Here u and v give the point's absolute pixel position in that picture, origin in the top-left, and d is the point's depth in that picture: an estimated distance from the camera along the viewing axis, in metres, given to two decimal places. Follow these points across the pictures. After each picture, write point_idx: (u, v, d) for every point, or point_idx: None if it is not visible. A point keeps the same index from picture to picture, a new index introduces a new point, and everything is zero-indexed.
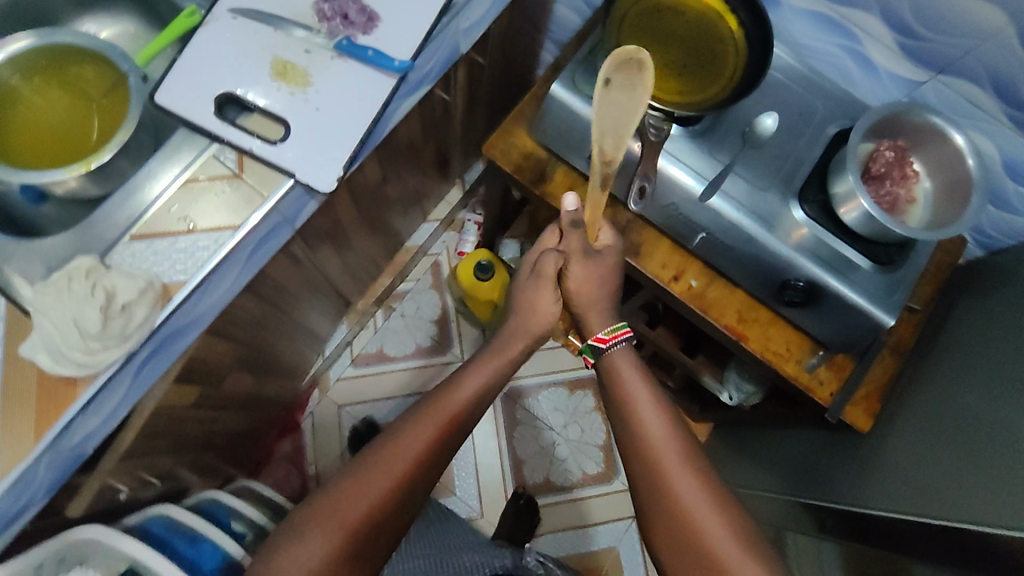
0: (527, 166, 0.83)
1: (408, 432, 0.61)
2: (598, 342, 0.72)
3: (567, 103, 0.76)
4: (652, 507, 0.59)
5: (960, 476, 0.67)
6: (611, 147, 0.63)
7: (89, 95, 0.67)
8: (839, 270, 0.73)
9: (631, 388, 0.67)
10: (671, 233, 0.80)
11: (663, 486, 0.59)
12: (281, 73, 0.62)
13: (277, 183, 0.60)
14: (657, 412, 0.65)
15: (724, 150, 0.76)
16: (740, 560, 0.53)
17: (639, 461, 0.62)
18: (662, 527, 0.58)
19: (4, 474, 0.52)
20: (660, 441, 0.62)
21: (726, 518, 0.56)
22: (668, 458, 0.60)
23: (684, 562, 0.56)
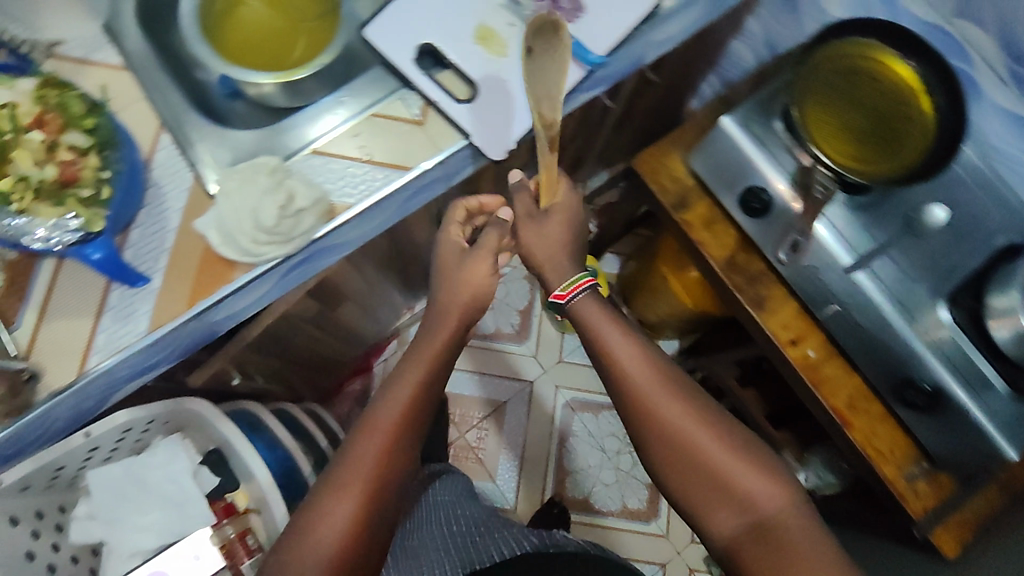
0: (670, 190, 0.81)
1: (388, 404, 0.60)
2: (557, 298, 0.66)
3: (735, 137, 0.76)
4: (655, 450, 0.60)
5: None
6: (548, 111, 0.55)
7: (302, 15, 0.72)
8: (975, 389, 0.71)
9: (614, 347, 0.63)
10: (802, 297, 0.77)
11: (655, 420, 0.60)
12: (483, 38, 0.64)
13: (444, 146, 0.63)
14: (645, 358, 0.62)
15: (884, 228, 0.74)
16: (740, 466, 0.57)
17: (634, 416, 0.61)
18: (661, 457, 0.60)
19: (156, 326, 0.57)
20: (661, 403, 0.60)
21: (718, 434, 0.59)
22: (661, 399, 0.60)
23: (684, 475, 0.59)
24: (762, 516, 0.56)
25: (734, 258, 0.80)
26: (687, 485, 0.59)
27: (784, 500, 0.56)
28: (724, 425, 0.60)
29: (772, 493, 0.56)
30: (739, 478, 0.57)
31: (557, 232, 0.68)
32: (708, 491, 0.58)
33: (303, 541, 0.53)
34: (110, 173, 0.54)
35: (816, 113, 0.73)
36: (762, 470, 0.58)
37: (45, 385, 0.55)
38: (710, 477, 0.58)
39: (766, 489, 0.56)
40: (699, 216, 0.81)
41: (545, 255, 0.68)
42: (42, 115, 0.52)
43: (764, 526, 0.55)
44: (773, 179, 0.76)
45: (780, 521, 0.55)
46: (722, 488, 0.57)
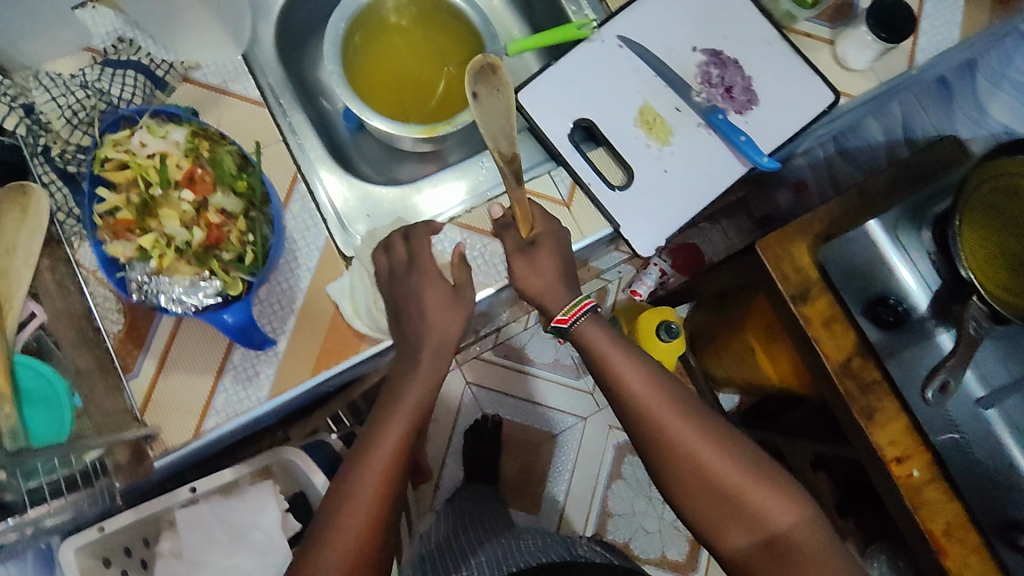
0: (793, 280, 0.77)
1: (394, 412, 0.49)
2: (561, 323, 0.54)
3: (876, 241, 0.74)
4: (671, 478, 0.56)
5: None
6: (507, 149, 0.52)
7: (442, 58, 0.68)
8: None
9: (632, 379, 0.57)
10: (917, 416, 0.73)
11: (689, 457, 0.55)
12: (646, 123, 0.60)
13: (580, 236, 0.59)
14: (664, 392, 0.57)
15: (1019, 362, 0.72)
16: (751, 484, 0.55)
17: (656, 453, 0.56)
18: (677, 483, 0.56)
19: (277, 393, 0.54)
20: (680, 427, 0.56)
21: (741, 462, 0.56)
22: (674, 422, 0.56)
23: (706, 505, 0.56)
24: (774, 534, 0.55)
25: (849, 361, 0.75)
26: (699, 507, 0.56)
27: (794, 515, 0.55)
28: (732, 441, 0.57)
29: (785, 511, 0.55)
30: (752, 498, 0.55)
31: (554, 257, 0.55)
32: (717, 509, 0.56)
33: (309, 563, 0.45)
34: (255, 238, 0.50)
35: (977, 225, 0.68)
36: (774, 486, 0.56)
37: (160, 443, 0.52)
38: (722, 498, 0.56)
39: (779, 506, 0.55)
40: (821, 313, 0.76)
41: (543, 284, 0.54)
42: (195, 170, 0.49)
43: (776, 543, 0.55)
44: (910, 292, 0.74)
45: (792, 537, 0.55)
46: (734, 507, 0.55)
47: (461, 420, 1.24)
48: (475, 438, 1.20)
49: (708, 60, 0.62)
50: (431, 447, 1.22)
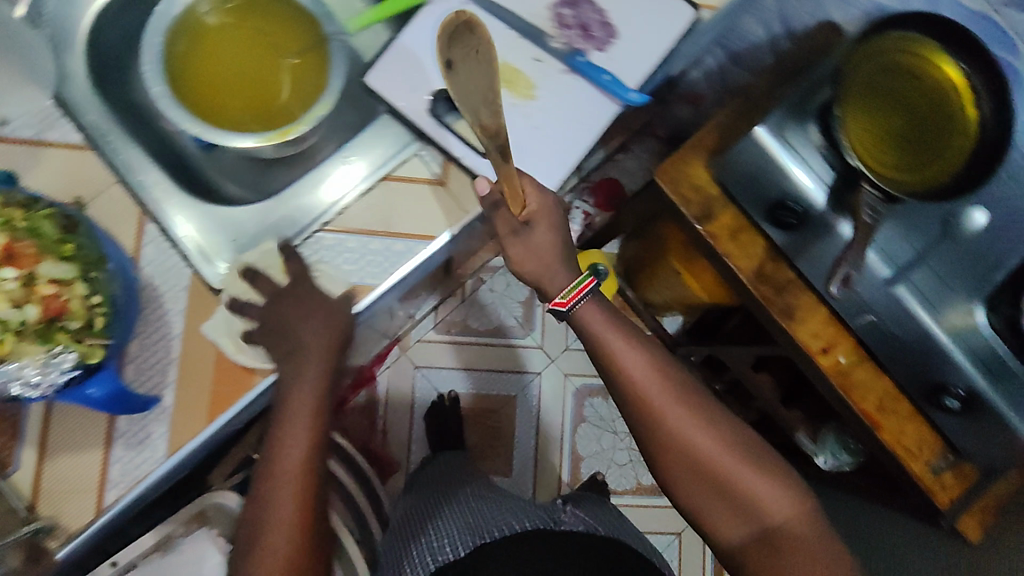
0: (695, 203, 0.77)
1: (292, 426, 0.51)
2: (557, 309, 0.57)
3: (767, 148, 0.73)
4: (667, 465, 0.62)
5: None
6: (491, 122, 0.46)
7: (277, 48, 0.62)
8: (1009, 389, 0.71)
9: (625, 361, 0.62)
10: (834, 305, 0.75)
11: (692, 453, 0.60)
12: (508, 81, 0.57)
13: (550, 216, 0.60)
14: (665, 380, 0.62)
15: (920, 238, 0.72)
16: (751, 477, 0.60)
17: (662, 445, 0.61)
18: (671, 469, 0.62)
19: (175, 448, 0.51)
20: (670, 412, 0.61)
21: (739, 454, 0.61)
22: (677, 414, 0.61)
23: (709, 499, 0.61)
24: (775, 527, 0.59)
25: (762, 269, 0.77)
26: (695, 493, 0.61)
27: (794, 511, 0.59)
28: (735, 433, 0.62)
29: (783, 506, 0.59)
30: (753, 488, 0.59)
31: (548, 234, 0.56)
32: (718, 499, 0.61)
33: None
34: (102, 301, 0.47)
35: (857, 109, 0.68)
36: (773, 479, 0.60)
37: (61, 531, 0.49)
38: (724, 490, 0.60)
39: (778, 501, 0.59)
40: (726, 229, 0.77)
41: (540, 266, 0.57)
42: (12, 245, 0.44)
43: (775, 535, 0.59)
44: (807, 190, 0.73)
45: (791, 531, 0.59)
46: (733, 498, 0.60)
47: (418, 404, 1.23)
48: (435, 418, 1.20)
49: (559, 1, 0.59)
50: (393, 438, 1.21)
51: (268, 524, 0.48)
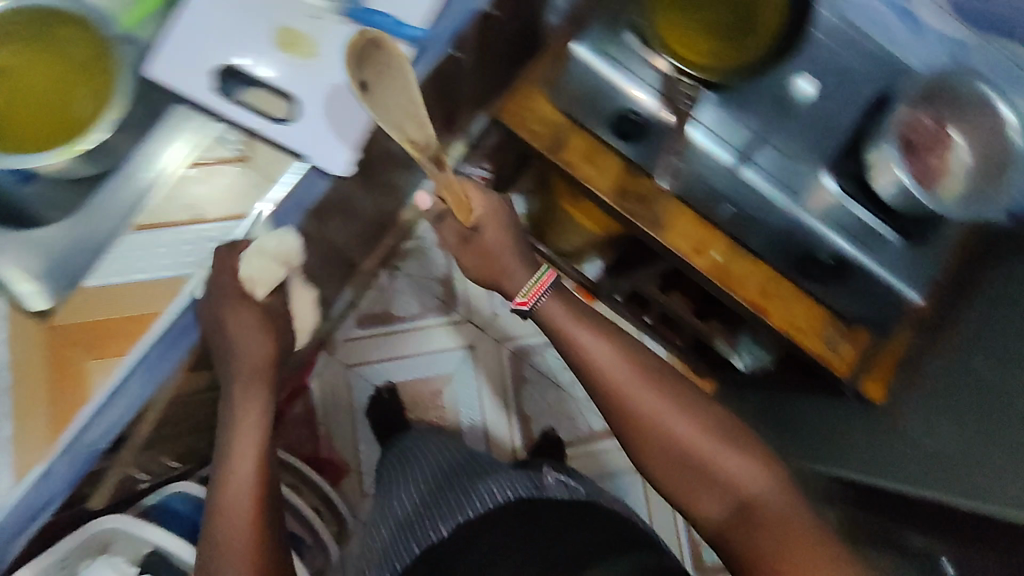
0: (542, 135, 0.77)
1: (243, 447, 0.57)
2: (522, 307, 0.67)
3: (589, 64, 0.74)
4: (644, 448, 0.64)
5: (965, 448, 0.67)
6: (419, 135, 0.50)
7: (38, 51, 0.54)
8: (874, 248, 0.73)
9: (587, 346, 0.65)
10: (696, 205, 0.75)
11: (660, 428, 0.63)
12: (290, 44, 0.56)
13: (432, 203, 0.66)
14: (626, 363, 0.65)
15: (757, 118, 0.73)
16: (718, 451, 0.61)
17: (630, 425, 0.64)
18: (649, 454, 0.63)
19: (23, 475, 0.52)
20: (637, 394, 0.64)
21: (704, 428, 0.63)
22: (641, 393, 0.64)
23: (678, 475, 0.62)
24: (746, 498, 0.60)
25: (621, 185, 0.76)
26: (673, 476, 0.63)
27: (766, 482, 0.60)
28: (704, 410, 0.64)
29: (755, 477, 0.60)
30: (723, 462, 0.61)
31: (499, 232, 0.65)
32: (687, 475, 0.62)
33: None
34: None
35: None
36: (741, 452, 0.61)
37: None
38: (689, 464, 0.62)
39: (750, 473, 0.60)
40: (580, 152, 0.76)
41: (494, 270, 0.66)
42: None
43: (749, 507, 0.59)
44: (635, 97, 0.73)
45: (762, 501, 0.59)
46: (701, 472, 0.61)
47: (357, 402, 1.22)
48: (375, 413, 1.20)
49: None
50: (338, 442, 1.20)
51: (221, 549, 0.53)
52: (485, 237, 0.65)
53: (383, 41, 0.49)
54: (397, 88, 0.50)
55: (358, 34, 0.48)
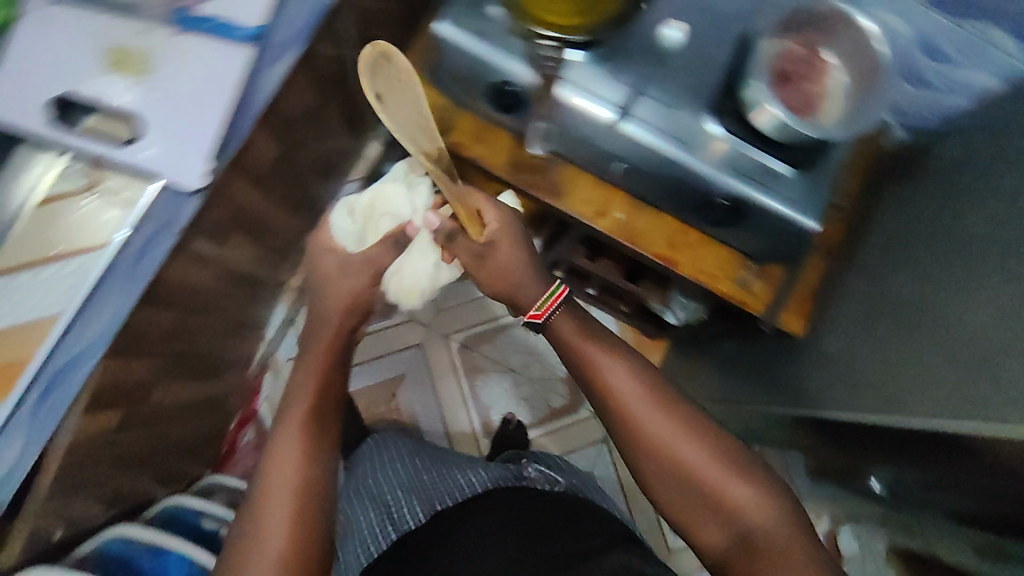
0: (429, 118, 0.77)
1: (275, 500, 0.58)
2: (534, 319, 0.67)
3: (452, 39, 0.70)
4: (654, 474, 0.64)
5: (892, 365, 0.68)
6: (430, 143, 0.58)
7: None
8: (766, 185, 0.72)
9: (602, 367, 0.65)
10: (587, 165, 0.78)
11: (666, 456, 0.63)
12: (120, 63, 0.55)
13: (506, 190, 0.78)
14: (641, 389, 0.65)
15: (631, 70, 0.71)
16: (724, 480, 0.61)
17: (639, 448, 0.64)
18: (658, 481, 0.64)
19: None
20: (650, 422, 0.63)
21: (712, 456, 0.62)
22: (650, 417, 0.64)
23: (681, 501, 0.63)
24: (747, 531, 0.60)
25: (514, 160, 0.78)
26: (681, 501, 0.63)
27: (770, 516, 0.60)
28: (715, 439, 0.63)
29: (765, 512, 0.60)
30: (729, 492, 0.61)
31: (510, 250, 0.67)
32: (692, 501, 0.63)
33: (252, 542, 0.57)
34: None
35: None
36: (747, 481, 0.61)
37: None
38: (694, 491, 0.62)
39: (759, 508, 0.60)
40: (467, 135, 0.77)
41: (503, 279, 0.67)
42: None
43: (749, 541, 0.59)
44: (503, 66, 0.70)
45: (764, 536, 0.59)
46: (706, 500, 0.62)
47: None
48: None
49: None
50: None
51: None
52: (497, 256, 0.67)
53: (392, 56, 0.54)
54: (406, 101, 0.55)
55: (372, 44, 0.52)
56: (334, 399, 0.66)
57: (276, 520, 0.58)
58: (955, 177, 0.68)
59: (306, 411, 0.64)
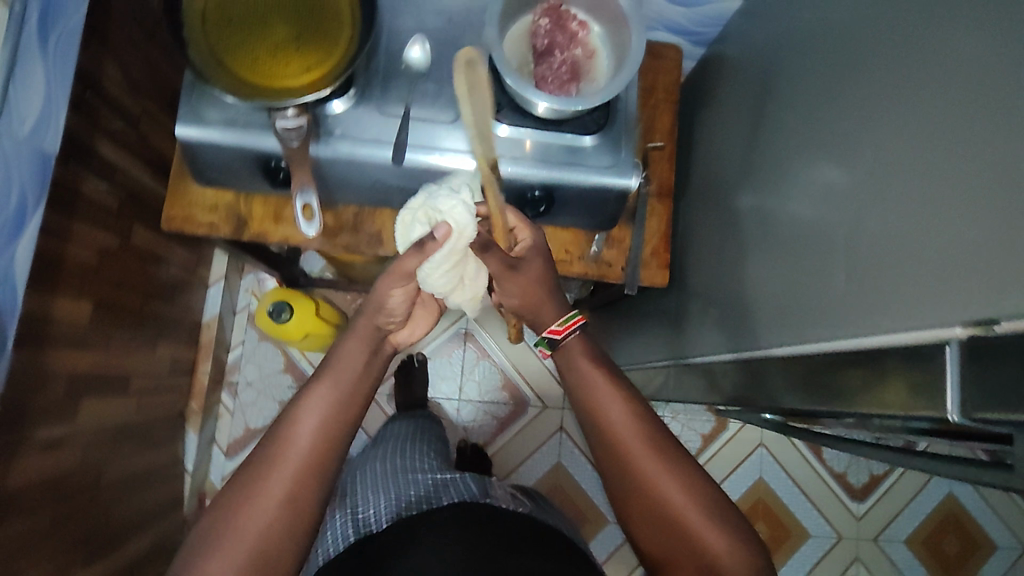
0: (221, 219, 0.73)
1: (277, 476, 0.55)
2: (555, 335, 0.65)
3: (201, 138, 0.65)
4: (620, 490, 0.64)
5: (753, 292, 0.67)
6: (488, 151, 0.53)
7: None
8: (571, 162, 0.70)
9: (603, 404, 0.63)
10: (396, 203, 0.75)
11: (643, 483, 0.62)
12: None
13: (304, 219, 0.68)
14: (638, 423, 0.63)
15: (394, 100, 0.67)
16: (697, 517, 0.61)
17: (620, 472, 0.63)
18: (623, 494, 0.64)
19: None
20: (632, 446, 0.62)
21: (687, 489, 0.62)
22: (637, 449, 0.62)
23: (651, 531, 0.63)
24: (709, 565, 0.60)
25: (326, 225, 0.75)
26: (643, 524, 0.63)
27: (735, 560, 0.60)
28: (695, 477, 0.63)
29: (733, 548, 0.60)
30: (702, 533, 0.61)
31: (541, 266, 0.65)
32: (662, 532, 0.62)
33: (251, 497, 0.55)
34: None
35: (238, 38, 0.63)
36: (720, 524, 0.61)
37: None
38: (664, 522, 0.61)
39: (727, 546, 0.60)
40: (265, 219, 0.73)
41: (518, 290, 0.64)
42: None
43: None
44: (261, 145, 0.65)
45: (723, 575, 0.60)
46: (677, 531, 0.61)
47: None
48: None
49: None
50: None
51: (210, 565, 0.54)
52: (528, 268, 0.64)
53: (477, 61, 0.48)
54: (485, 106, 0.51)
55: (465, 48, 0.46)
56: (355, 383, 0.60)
57: (278, 484, 0.55)
58: (773, 96, 0.68)
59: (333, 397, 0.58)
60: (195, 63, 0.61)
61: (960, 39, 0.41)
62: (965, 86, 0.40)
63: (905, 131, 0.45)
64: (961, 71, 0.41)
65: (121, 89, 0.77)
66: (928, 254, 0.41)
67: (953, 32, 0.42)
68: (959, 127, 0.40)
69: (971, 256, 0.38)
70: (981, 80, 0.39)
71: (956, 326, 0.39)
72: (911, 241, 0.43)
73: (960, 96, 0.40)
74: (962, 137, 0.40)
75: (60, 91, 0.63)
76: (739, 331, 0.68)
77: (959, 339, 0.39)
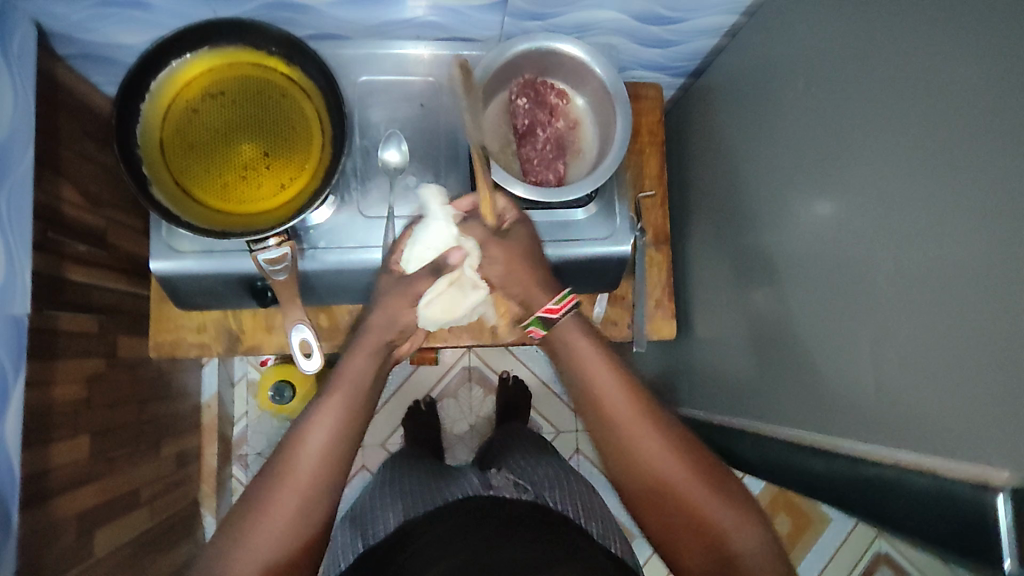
0: (211, 338, 0.70)
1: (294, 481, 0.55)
2: (550, 315, 0.59)
3: (180, 270, 0.62)
4: (616, 467, 0.59)
5: (765, 350, 0.66)
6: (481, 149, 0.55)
7: None
8: (568, 235, 0.68)
9: (597, 376, 0.58)
10: None
11: (638, 460, 0.57)
12: None
13: (304, 355, 0.63)
14: (627, 391, 0.58)
15: (376, 201, 0.65)
16: (700, 492, 0.56)
17: (613, 449, 0.58)
18: (620, 471, 0.58)
19: None
20: (624, 420, 0.57)
21: (686, 463, 0.57)
22: (629, 420, 0.57)
23: (654, 514, 0.57)
24: (722, 545, 0.55)
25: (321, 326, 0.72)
26: (650, 515, 0.58)
27: (752, 537, 0.56)
28: (690, 447, 0.58)
29: (741, 524, 0.56)
30: (710, 508, 0.56)
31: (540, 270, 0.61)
32: (665, 511, 0.57)
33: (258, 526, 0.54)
34: None
35: (204, 163, 0.59)
36: (726, 497, 0.57)
37: None
38: (665, 499, 0.56)
39: (733, 523, 0.56)
40: (256, 331, 0.70)
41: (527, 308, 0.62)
42: None
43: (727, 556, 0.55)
44: (243, 268, 0.62)
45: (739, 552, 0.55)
46: (679, 506, 0.56)
47: None
48: None
49: None
50: None
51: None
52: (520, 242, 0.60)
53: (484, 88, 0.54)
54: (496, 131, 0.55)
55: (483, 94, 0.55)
56: (360, 398, 0.58)
57: (290, 498, 0.54)
58: (762, 150, 0.66)
59: (341, 411, 0.57)
60: (161, 202, 0.56)
61: (970, 148, 0.40)
62: (981, 200, 0.39)
63: (920, 238, 0.44)
64: (973, 190, 0.40)
65: (81, 209, 0.73)
66: (957, 371, 0.41)
67: (961, 140, 0.41)
68: (979, 246, 0.39)
69: (1005, 387, 0.37)
70: (994, 205, 0.38)
71: (1005, 472, 0.38)
72: (938, 352, 0.42)
73: (977, 213, 0.39)
74: (983, 252, 0.39)
75: (22, 249, 0.59)
76: (756, 391, 0.67)
77: (1010, 488, 0.37)
